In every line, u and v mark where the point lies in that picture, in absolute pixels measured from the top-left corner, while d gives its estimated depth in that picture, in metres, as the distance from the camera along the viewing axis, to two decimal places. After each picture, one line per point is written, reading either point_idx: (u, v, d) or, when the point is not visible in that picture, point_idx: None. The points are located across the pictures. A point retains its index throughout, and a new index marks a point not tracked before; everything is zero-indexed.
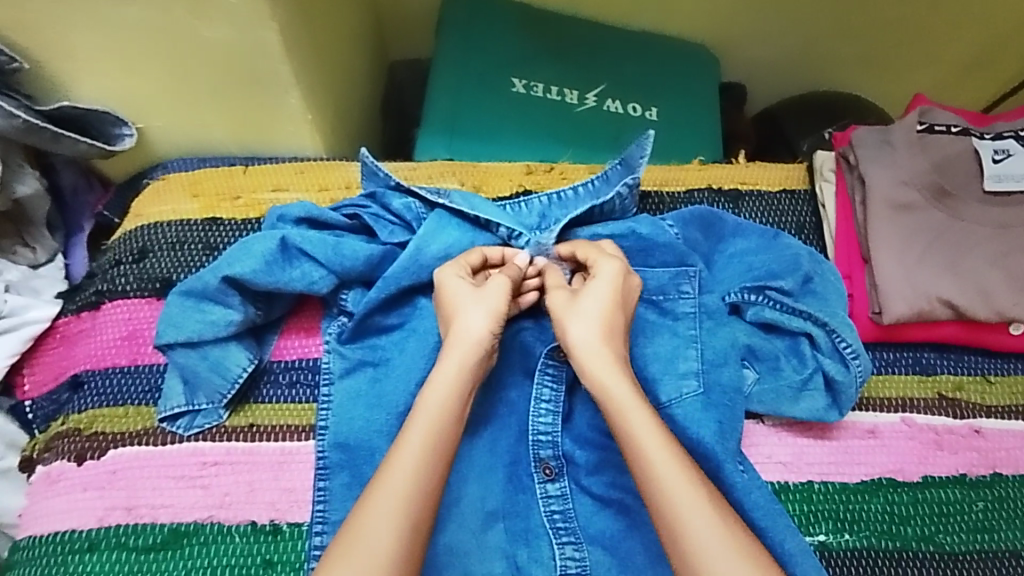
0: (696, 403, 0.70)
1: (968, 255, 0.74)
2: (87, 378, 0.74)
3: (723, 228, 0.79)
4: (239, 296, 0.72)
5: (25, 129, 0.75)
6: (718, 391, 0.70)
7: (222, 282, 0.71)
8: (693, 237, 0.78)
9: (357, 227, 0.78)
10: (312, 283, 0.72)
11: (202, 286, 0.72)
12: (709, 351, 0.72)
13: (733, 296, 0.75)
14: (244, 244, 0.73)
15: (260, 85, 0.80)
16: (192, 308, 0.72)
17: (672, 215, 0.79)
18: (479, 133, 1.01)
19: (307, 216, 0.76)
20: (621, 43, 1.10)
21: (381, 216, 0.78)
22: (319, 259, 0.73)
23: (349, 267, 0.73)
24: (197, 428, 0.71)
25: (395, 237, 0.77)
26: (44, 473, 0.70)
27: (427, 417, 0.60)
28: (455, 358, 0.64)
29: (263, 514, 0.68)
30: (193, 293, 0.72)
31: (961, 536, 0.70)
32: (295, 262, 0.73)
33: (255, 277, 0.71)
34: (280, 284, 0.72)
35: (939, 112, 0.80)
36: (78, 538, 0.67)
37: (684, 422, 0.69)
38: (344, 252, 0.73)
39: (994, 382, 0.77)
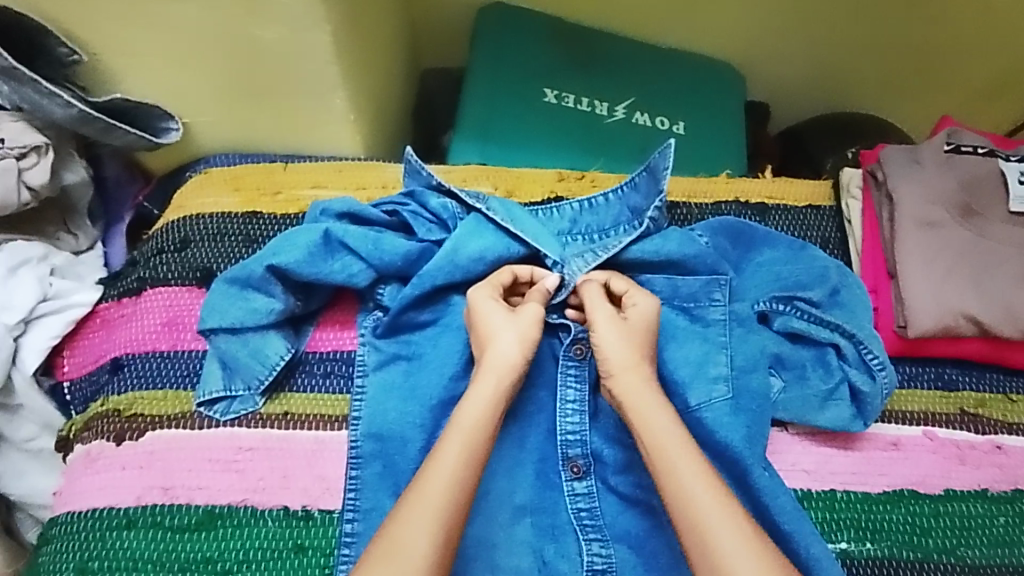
0: (725, 408, 0.71)
1: (993, 273, 0.75)
2: (127, 361, 0.76)
3: (752, 238, 0.80)
4: (281, 286, 0.74)
5: (80, 118, 0.78)
6: (748, 396, 0.72)
7: (266, 272, 0.74)
8: (724, 247, 0.80)
9: (395, 224, 0.80)
10: (351, 275, 0.75)
11: (247, 275, 0.74)
12: (739, 357, 0.74)
13: (762, 304, 0.77)
14: (288, 236, 0.75)
15: (308, 85, 0.83)
16: (235, 296, 0.74)
17: (701, 226, 0.80)
18: (511, 140, 1.03)
19: (348, 211, 0.79)
20: (651, 59, 1.12)
21: (419, 214, 0.80)
22: (359, 253, 0.75)
23: (388, 261, 0.75)
24: (234, 414, 0.73)
25: (431, 235, 0.79)
26: (83, 452, 0.72)
27: (465, 431, 0.63)
28: (489, 380, 0.67)
29: (296, 500, 0.69)
30: (237, 281, 0.74)
31: (983, 550, 0.70)
32: (336, 254, 0.75)
33: (298, 267, 0.73)
34: (321, 275, 0.74)
35: (966, 134, 0.82)
36: (117, 514, 0.68)
37: (711, 425, 0.70)
38: (383, 248, 0.75)
39: (1017, 401, 0.78)
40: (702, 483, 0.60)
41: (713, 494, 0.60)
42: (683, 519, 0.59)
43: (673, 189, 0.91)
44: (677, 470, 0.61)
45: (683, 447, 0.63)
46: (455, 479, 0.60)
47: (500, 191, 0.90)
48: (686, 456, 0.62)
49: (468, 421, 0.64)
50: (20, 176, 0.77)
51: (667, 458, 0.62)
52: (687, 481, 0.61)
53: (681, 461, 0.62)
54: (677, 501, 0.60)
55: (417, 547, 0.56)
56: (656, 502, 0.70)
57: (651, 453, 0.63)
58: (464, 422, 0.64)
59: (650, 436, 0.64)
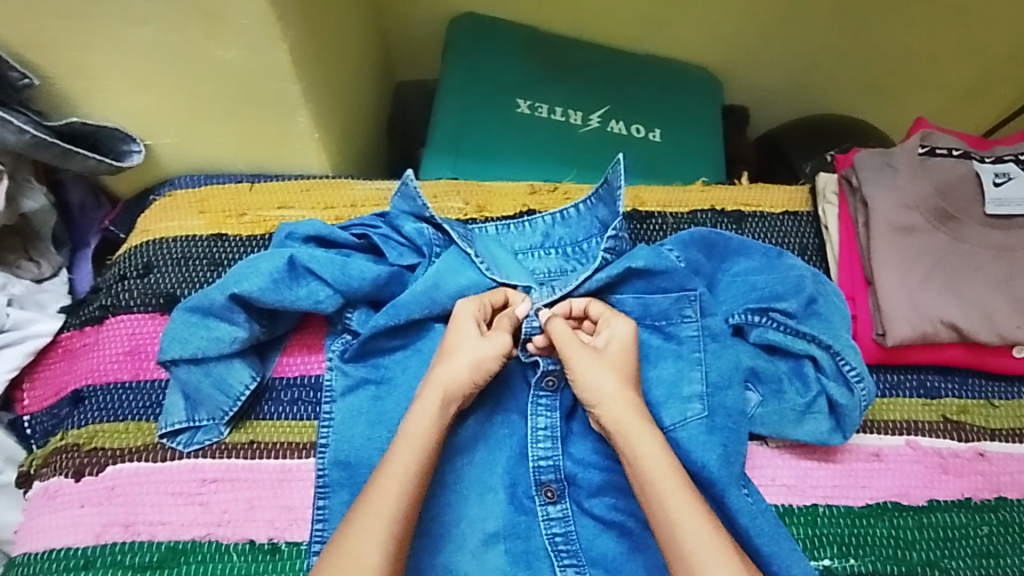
0: (701, 428, 0.69)
1: (972, 279, 0.74)
2: (89, 393, 0.74)
3: (726, 247, 0.79)
4: (244, 314, 0.72)
5: (34, 144, 0.76)
6: (723, 414, 0.70)
7: (228, 300, 0.71)
8: (697, 264, 0.78)
9: (364, 247, 0.79)
10: (317, 302, 0.73)
11: (208, 303, 0.72)
12: (713, 373, 0.72)
13: (737, 317, 0.75)
14: (251, 261, 0.73)
15: (270, 104, 0.81)
16: (197, 325, 0.72)
17: (672, 240, 0.78)
18: (484, 152, 1.02)
19: (316, 234, 0.77)
20: (625, 67, 1.11)
21: (389, 237, 0.79)
22: (326, 278, 0.73)
23: (355, 286, 0.73)
24: (197, 445, 0.71)
25: (403, 259, 0.78)
26: (42, 488, 0.70)
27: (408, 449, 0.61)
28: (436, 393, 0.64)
29: (261, 532, 0.67)
30: (198, 310, 0.72)
31: (967, 561, 0.69)
32: (302, 280, 0.73)
33: (261, 294, 0.71)
34: (284, 302, 0.72)
35: (940, 135, 0.79)
36: (74, 554, 0.66)
37: (688, 445, 0.69)
38: (350, 273, 0.73)
39: (999, 406, 0.77)
40: (690, 514, 0.59)
41: (700, 522, 0.59)
42: (671, 550, 0.58)
43: (646, 199, 0.89)
44: (667, 503, 0.60)
45: (669, 467, 0.62)
46: (401, 498, 0.59)
47: (471, 206, 0.88)
48: (675, 484, 0.60)
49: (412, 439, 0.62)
50: None
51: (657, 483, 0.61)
52: (675, 509, 0.59)
53: (668, 489, 0.60)
54: (664, 530, 0.59)
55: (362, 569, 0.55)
56: (632, 524, 0.68)
57: (641, 479, 0.61)
58: (410, 436, 0.62)
59: (639, 462, 0.62)
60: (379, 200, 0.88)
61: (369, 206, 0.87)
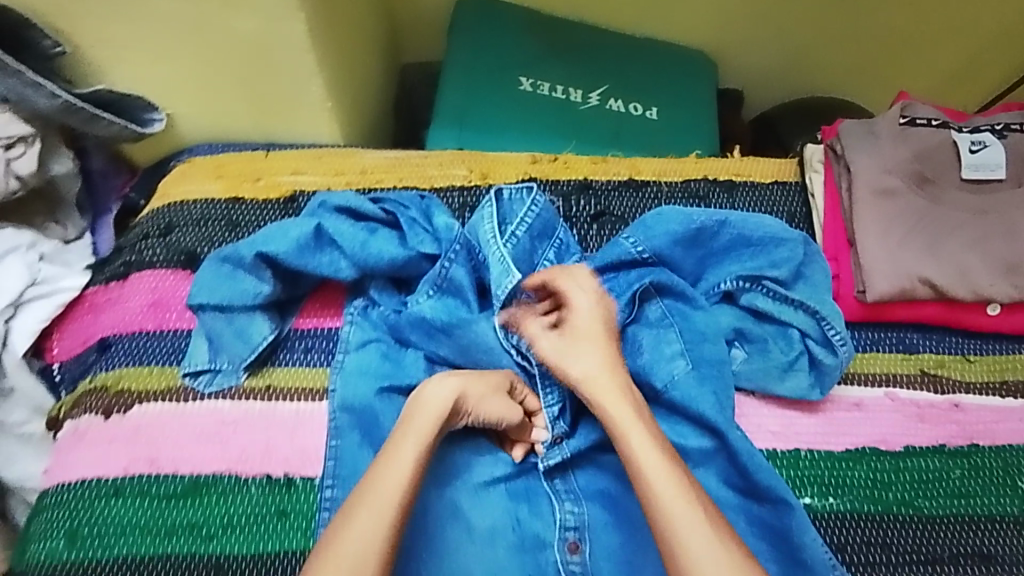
0: (690, 381, 0.74)
1: (948, 238, 0.78)
2: (115, 341, 0.79)
3: (721, 222, 0.81)
4: (270, 272, 0.77)
5: (65, 108, 0.81)
6: (706, 365, 0.75)
7: (256, 258, 0.76)
8: (674, 246, 0.80)
9: (390, 222, 0.82)
10: (337, 270, 0.78)
11: (239, 257, 0.76)
12: (688, 331, 0.76)
13: (727, 284, 0.80)
14: (281, 225, 0.78)
15: (286, 73, 0.86)
16: (226, 275, 0.77)
17: (631, 229, 0.81)
18: (488, 126, 1.07)
19: (346, 206, 0.80)
20: (624, 48, 1.16)
21: (417, 221, 0.81)
22: (346, 250, 0.78)
23: (373, 262, 0.78)
24: (217, 387, 0.75)
25: (423, 247, 0.79)
26: (72, 428, 0.74)
27: (416, 436, 0.63)
28: (446, 389, 0.67)
29: (278, 468, 0.72)
30: (230, 261, 0.77)
31: (940, 501, 0.73)
32: (325, 249, 0.78)
33: (287, 257, 0.76)
34: (308, 266, 0.77)
35: (920, 107, 0.83)
36: (105, 483, 0.70)
37: (684, 401, 0.73)
38: (370, 250, 0.78)
39: (974, 360, 0.81)
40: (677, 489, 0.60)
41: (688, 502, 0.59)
42: (660, 526, 0.59)
43: (643, 168, 0.95)
44: (658, 488, 0.60)
45: (655, 454, 0.63)
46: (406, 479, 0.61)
47: (475, 173, 0.93)
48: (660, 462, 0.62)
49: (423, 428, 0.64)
50: (8, 166, 0.80)
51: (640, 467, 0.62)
52: (660, 487, 0.60)
53: (652, 467, 0.61)
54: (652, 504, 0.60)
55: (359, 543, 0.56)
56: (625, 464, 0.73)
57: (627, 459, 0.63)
58: (415, 426, 0.64)
59: (627, 447, 0.63)
60: (387, 168, 0.92)
61: (377, 172, 0.92)
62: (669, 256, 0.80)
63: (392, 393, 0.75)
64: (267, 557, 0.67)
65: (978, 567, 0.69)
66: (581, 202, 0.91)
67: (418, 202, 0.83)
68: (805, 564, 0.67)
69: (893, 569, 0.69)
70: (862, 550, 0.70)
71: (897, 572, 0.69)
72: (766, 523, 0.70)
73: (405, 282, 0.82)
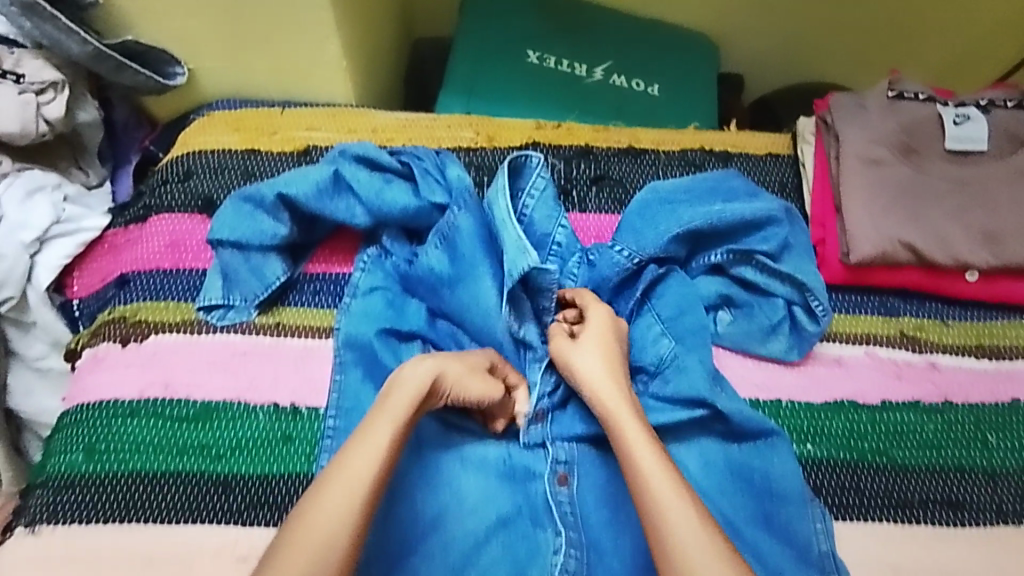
0: (677, 354, 0.77)
1: (929, 205, 0.82)
2: (133, 276, 0.82)
3: (712, 210, 0.82)
4: (288, 215, 0.81)
5: (94, 56, 0.85)
6: (690, 335, 0.79)
7: (277, 200, 0.80)
8: (669, 244, 0.81)
9: (404, 173, 0.85)
10: (352, 216, 0.82)
11: (260, 198, 0.81)
12: (666, 309, 0.80)
13: (716, 257, 0.83)
14: (302, 171, 0.82)
15: (305, 30, 0.90)
16: (247, 215, 0.81)
17: (623, 236, 0.82)
18: (495, 96, 1.11)
19: (364, 155, 0.83)
20: (629, 27, 1.19)
21: (430, 172, 0.84)
22: (361, 196, 0.82)
23: (386, 209, 0.82)
24: (229, 321, 0.79)
25: (434, 195, 0.82)
26: (91, 354, 0.79)
27: (391, 414, 0.64)
28: (430, 365, 0.68)
29: (285, 397, 0.76)
30: (252, 201, 0.81)
31: (912, 452, 0.76)
32: (341, 194, 0.82)
33: (307, 200, 0.80)
34: (324, 210, 0.81)
35: (908, 82, 0.87)
36: (121, 405, 0.74)
37: (671, 375, 0.76)
38: (384, 197, 0.82)
39: (952, 325, 0.85)
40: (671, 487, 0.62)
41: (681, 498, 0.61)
42: (653, 519, 0.60)
43: (643, 138, 0.98)
44: (660, 501, 0.61)
45: (659, 466, 0.63)
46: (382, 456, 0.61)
47: (481, 136, 0.96)
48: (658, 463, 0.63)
49: (398, 408, 0.64)
50: (38, 110, 0.84)
51: (644, 477, 0.63)
52: (657, 484, 0.62)
53: (655, 477, 0.62)
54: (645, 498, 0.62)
55: (341, 500, 0.58)
56: None
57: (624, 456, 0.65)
58: (391, 405, 0.64)
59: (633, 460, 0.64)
60: (397, 128, 0.96)
61: (388, 132, 0.95)
62: (666, 251, 0.81)
63: (389, 336, 0.78)
64: (273, 478, 0.72)
65: (944, 512, 0.73)
66: (581, 165, 0.94)
67: (434, 158, 0.86)
68: (779, 501, 0.72)
69: (865, 512, 0.73)
70: (837, 493, 0.74)
71: (868, 516, 0.73)
72: (746, 464, 0.74)
73: (415, 233, 0.85)
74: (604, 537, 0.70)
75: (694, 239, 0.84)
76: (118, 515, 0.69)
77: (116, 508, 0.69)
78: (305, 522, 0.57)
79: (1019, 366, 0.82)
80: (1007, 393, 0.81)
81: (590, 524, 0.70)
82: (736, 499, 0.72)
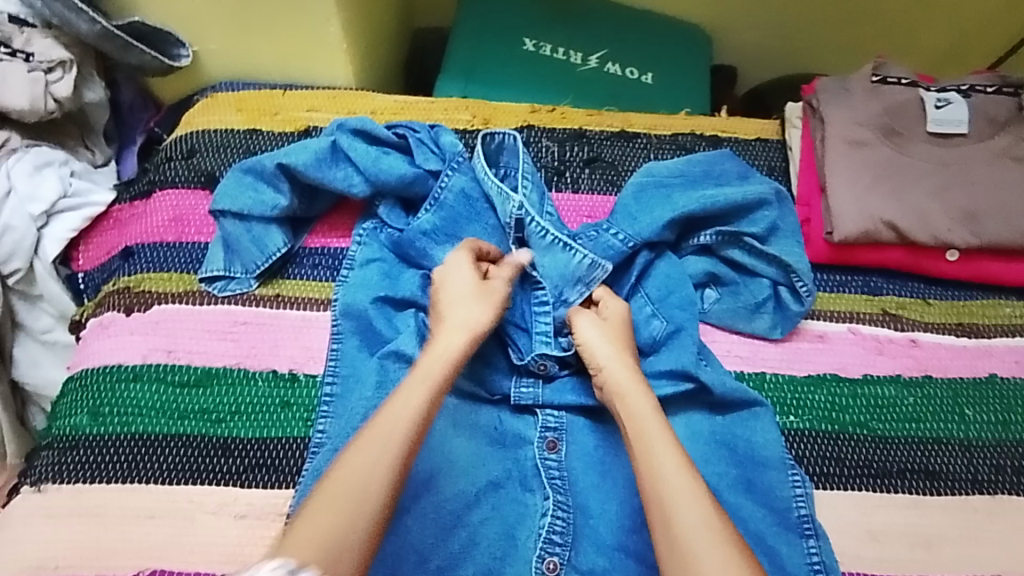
0: (669, 334, 0.79)
1: (911, 186, 0.85)
2: (138, 249, 0.85)
3: (705, 194, 0.84)
4: (288, 186, 0.84)
5: (103, 35, 0.88)
6: (679, 311, 0.81)
7: (277, 169, 0.83)
8: (662, 230, 0.83)
9: (401, 146, 0.88)
10: (350, 185, 0.84)
11: (262, 168, 0.84)
12: (654, 290, 0.83)
13: (706, 238, 0.85)
14: (302, 143, 0.85)
15: (308, 13, 0.93)
16: (249, 185, 0.84)
17: (620, 223, 0.84)
18: (492, 82, 1.13)
19: (362, 128, 0.87)
20: (624, 17, 1.22)
21: (425, 143, 0.88)
22: (359, 165, 0.84)
23: (384, 177, 0.84)
24: (230, 292, 0.82)
25: (428, 164, 0.86)
26: (97, 322, 0.81)
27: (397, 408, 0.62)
28: (436, 363, 0.67)
29: (284, 364, 0.78)
30: (251, 172, 0.84)
31: (892, 424, 0.79)
32: (340, 164, 0.84)
33: (306, 169, 0.83)
34: (324, 179, 0.83)
35: (892, 67, 0.90)
36: (124, 369, 0.77)
37: (664, 354, 0.78)
38: (381, 166, 0.84)
39: (934, 304, 0.87)
40: (674, 462, 0.62)
41: (684, 474, 0.61)
42: (652, 495, 0.61)
43: (635, 122, 1.01)
44: (672, 504, 0.59)
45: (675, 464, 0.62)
46: (398, 452, 0.60)
47: (478, 119, 0.99)
48: (664, 442, 0.64)
49: (403, 408, 0.62)
50: (46, 87, 0.86)
51: (657, 474, 0.61)
52: (658, 462, 0.62)
53: (668, 473, 0.61)
54: (645, 474, 0.62)
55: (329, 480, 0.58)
56: None
57: (631, 434, 0.66)
58: (399, 406, 0.63)
59: (648, 458, 0.63)
60: (396, 110, 0.99)
61: (387, 114, 0.98)
62: (658, 237, 0.83)
63: (385, 304, 0.80)
64: (271, 441, 0.74)
65: (921, 481, 0.76)
66: (575, 148, 0.96)
67: (429, 130, 0.90)
68: (761, 467, 0.74)
69: (845, 480, 0.75)
70: (818, 462, 0.76)
71: (848, 484, 0.75)
72: (729, 433, 0.76)
73: (412, 202, 0.87)
74: (591, 501, 0.72)
75: (684, 224, 0.86)
76: (122, 474, 0.71)
77: (119, 468, 0.71)
78: (297, 522, 0.55)
79: (998, 344, 0.85)
80: (985, 368, 0.83)
81: (577, 488, 0.73)
82: (719, 467, 0.74)
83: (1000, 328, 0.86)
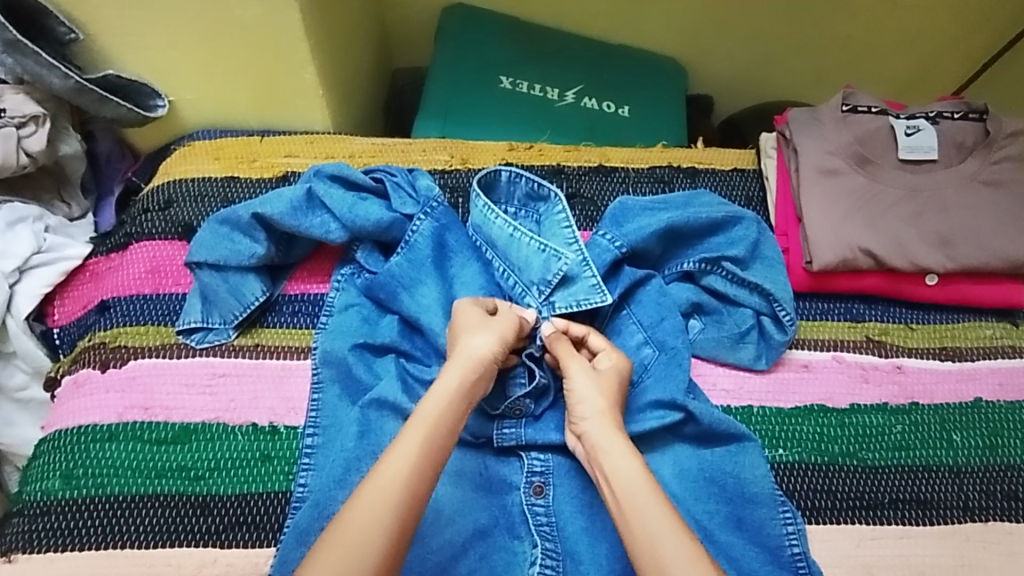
0: (659, 363, 0.80)
1: (885, 214, 0.86)
2: (114, 302, 0.84)
3: (683, 216, 0.84)
4: (265, 234, 0.84)
5: (76, 90, 0.88)
6: (668, 340, 0.81)
7: (252, 219, 0.83)
8: (650, 239, 0.84)
9: (379, 190, 0.89)
10: (328, 232, 0.84)
11: (237, 218, 0.83)
12: (646, 317, 0.82)
13: (689, 265, 0.85)
14: (278, 191, 0.85)
15: (282, 61, 0.94)
16: (224, 236, 0.84)
17: (604, 226, 0.86)
18: (470, 120, 1.15)
19: (339, 173, 0.87)
20: (599, 51, 1.24)
21: (402, 186, 0.88)
22: (336, 212, 0.84)
23: (360, 223, 0.84)
24: (208, 343, 0.81)
25: (405, 208, 0.86)
26: (72, 380, 0.79)
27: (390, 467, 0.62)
28: (417, 432, 0.64)
29: (263, 417, 0.77)
30: (228, 223, 0.84)
31: (881, 453, 0.78)
32: (317, 211, 0.84)
33: (281, 218, 0.82)
34: (300, 227, 0.83)
35: (862, 96, 0.91)
36: (100, 429, 0.75)
37: (653, 382, 0.78)
38: (358, 212, 0.84)
39: (916, 328, 0.87)
40: (662, 522, 0.61)
41: (672, 531, 0.61)
42: (642, 559, 0.60)
43: (612, 157, 1.00)
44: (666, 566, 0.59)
45: (668, 524, 0.61)
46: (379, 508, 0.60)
47: (456, 159, 0.99)
48: (651, 501, 0.62)
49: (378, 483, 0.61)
50: (19, 142, 0.86)
51: (651, 537, 0.60)
52: (640, 522, 0.61)
53: (660, 535, 0.60)
54: (631, 537, 0.61)
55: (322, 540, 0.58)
56: None
57: (617, 495, 0.64)
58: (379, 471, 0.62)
59: (637, 521, 0.62)
60: (374, 153, 0.99)
61: (365, 156, 0.98)
62: (643, 245, 0.84)
63: (365, 350, 0.80)
64: (252, 497, 0.72)
65: (914, 511, 0.75)
66: (554, 184, 0.96)
67: (406, 174, 0.90)
68: (751, 504, 0.73)
69: (837, 514, 0.74)
70: (810, 496, 0.75)
71: (840, 517, 0.74)
72: (718, 469, 0.74)
73: (389, 246, 0.87)
74: (580, 546, 0.70)
75: (667, 247, 0.86)
76: (97, 540, 0.69)
77: (94, 533, 0.69)
78: None
79: (981, 367, 0.85)
80: (970, 392, 0.83)
81: (566, 534, 0.71)
82: (708, 504, 0.73)
83: (982, 351, 0.86)
